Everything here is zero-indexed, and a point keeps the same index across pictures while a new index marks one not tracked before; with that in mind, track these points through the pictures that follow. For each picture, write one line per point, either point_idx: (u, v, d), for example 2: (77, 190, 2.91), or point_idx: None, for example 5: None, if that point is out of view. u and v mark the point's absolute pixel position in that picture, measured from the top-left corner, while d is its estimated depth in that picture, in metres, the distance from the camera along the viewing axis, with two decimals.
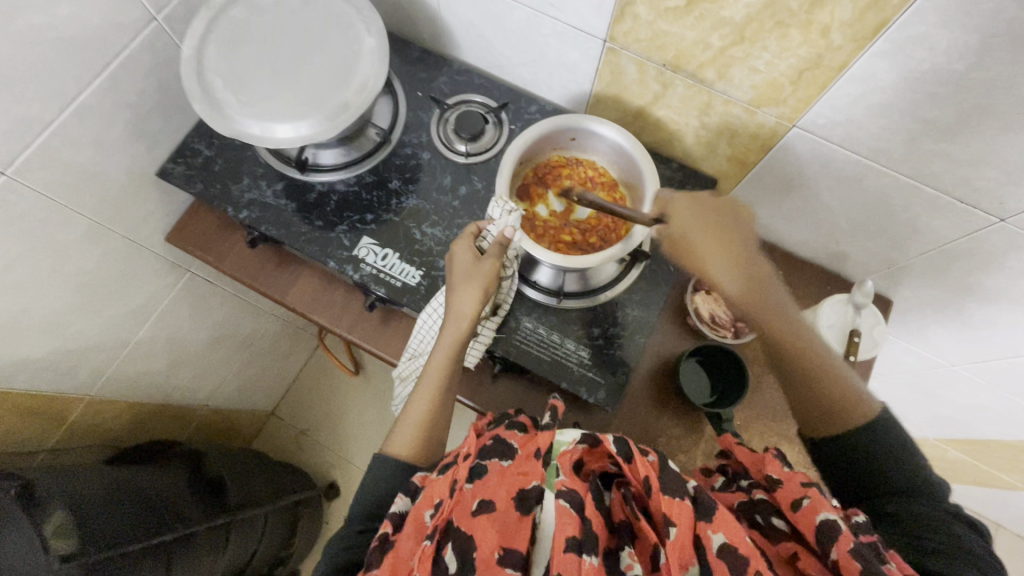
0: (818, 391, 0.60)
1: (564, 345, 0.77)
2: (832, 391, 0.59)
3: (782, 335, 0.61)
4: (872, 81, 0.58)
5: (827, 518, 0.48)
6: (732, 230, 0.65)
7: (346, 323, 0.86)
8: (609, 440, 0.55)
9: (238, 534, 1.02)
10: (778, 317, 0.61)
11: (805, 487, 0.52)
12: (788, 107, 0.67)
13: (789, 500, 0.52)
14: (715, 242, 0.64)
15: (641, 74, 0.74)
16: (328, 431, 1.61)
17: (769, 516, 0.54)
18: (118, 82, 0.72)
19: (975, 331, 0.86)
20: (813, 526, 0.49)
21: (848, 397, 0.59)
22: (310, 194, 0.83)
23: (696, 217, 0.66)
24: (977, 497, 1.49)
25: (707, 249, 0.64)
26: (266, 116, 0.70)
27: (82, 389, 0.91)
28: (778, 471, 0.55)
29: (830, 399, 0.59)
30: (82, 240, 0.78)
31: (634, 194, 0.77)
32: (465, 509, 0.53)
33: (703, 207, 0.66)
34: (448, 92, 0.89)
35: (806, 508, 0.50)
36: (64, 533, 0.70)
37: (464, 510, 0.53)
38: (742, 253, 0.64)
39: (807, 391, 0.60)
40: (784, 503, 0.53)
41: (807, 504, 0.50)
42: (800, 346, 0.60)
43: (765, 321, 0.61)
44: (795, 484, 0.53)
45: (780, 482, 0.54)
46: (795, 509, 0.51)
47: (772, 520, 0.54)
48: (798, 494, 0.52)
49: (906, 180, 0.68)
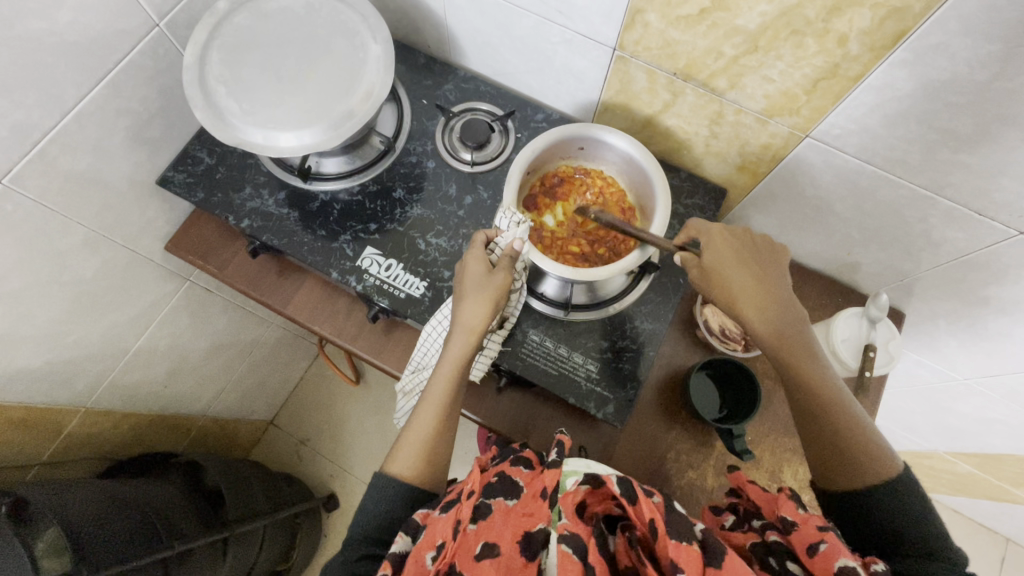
0: (843, 442, 0.59)
1: (572, 358, 0.75)
2: (856, 445, 0.59)
3: (805, 379, 0.61)
4: (890, 91, 0.57)
5: (846, 564, 0.49)
6: (764, 266, 0.66)
7: (349, 334, 0.84)
8: (612, 482, 0.58)
9: (237, 549, 0.99)
10: (802, 360, 0.62)
11: (821, 531, 0.52)
12: (801, 117, 0.66)
13: (805, 543, 0.53)
14: (746, 277, 0.64)
15: (650, 82, 0.73)
16: (328, 440, 1.59)
17: (784, 560, 0.55)
18: (119, 89, 0.71)
19: (990, 344, 0.85)
20: (832, 572, 0.49)
21: (872, 451, 0.59)
22: (313, 203, 0.82)
23: (729, 249, 0.66)
24: (987, 509, 1.47)
25: (737, 282, 0.64)
26: (269, 124, 0.68)
27: (79, 400, 0.89)
28: (793, 513, 0.56)
29: (855, 451, 0.59)
30: (81, 249, 0.76)
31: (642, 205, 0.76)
32: (468, 552, 0.54)
33: (736, 241, 0.67)
34: (453, 100, 0.88)
35: (823, 554, 0.51)
36: (55, 552, 0.67)
37: (467, 553, 0.54)
38: (770, 289, 0.64)
39: (839, 445, 0.59)
40: (799, 548, 0.53)
41: (825, 550, 0.51)
42: (827, 394, 0.61)
43: (789, 362, 0.62)
44: (809, 528, 0.53)
45: (795, 525, 0.55)
46: (811, 554, 0.52)
47: (787, 564, 0.54)
48: (815, 538, 0.52)
49: (922, 191, 0.66)
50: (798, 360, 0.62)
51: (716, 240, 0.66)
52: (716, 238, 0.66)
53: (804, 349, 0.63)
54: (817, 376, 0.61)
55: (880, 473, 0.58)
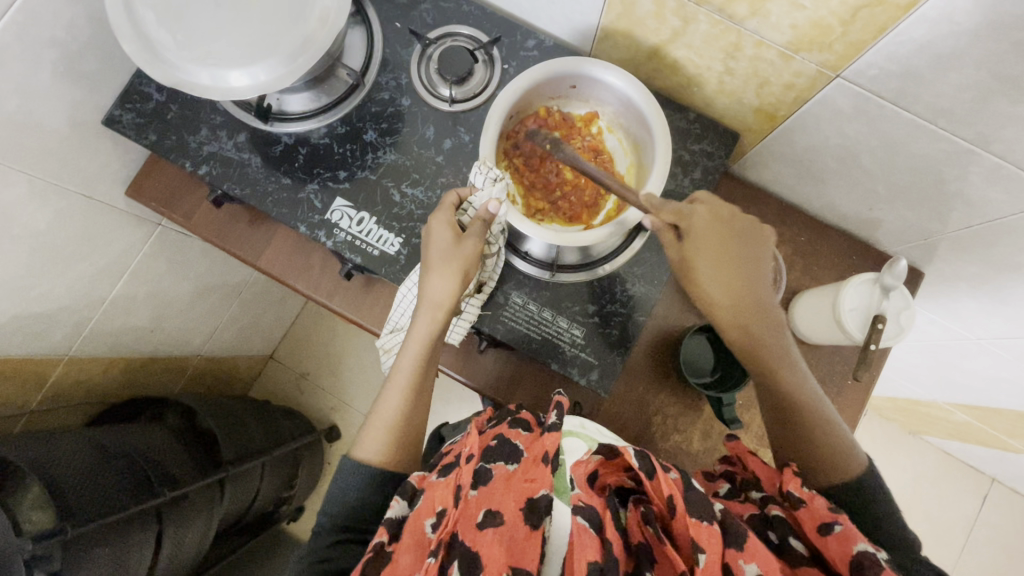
0: (815, 456, 0.60)
1: (557, 323, 0.71)
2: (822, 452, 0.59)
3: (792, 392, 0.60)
4: (947, 25, 0.47)
5: (866, 551, 0.45)
6: (749, 254, 0.61)
7: (324, 290, 0.78)
8: (630, 454, 0.50)
9: (234, 486, 1.02)
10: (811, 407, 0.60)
11: (834, 512, 0.49)
12: (834, 54, 0.55)
13: (816, 523, 0.49)
14: (717, 259, 0.60)
15: (657, 6, 0.61)
16: (327, 375, 1.60)
17: (785, 536, 0.50)
18: (37, 15, 0.62)
19: (1010, 308, 0.78)
20: (848, 557, 0.46)
21: (840, 451, 0.59)
22: (276, 147, 0.74)
23: (710, 234, 0.61)
24: (980, 456, 1.44)
25: (712, 268, 0.60)
26: (213, 62, 0.60)
27: (59, 350, 0.87)
28: (800, 490, 0.53)
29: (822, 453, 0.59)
30: (28, 200, 0.70)
31: (640, 173, 0.69)
32: (470, 521, 0.49)
33: (717, 221, 0.61)
34: (431, 22, 0.76)
35: (838, 535, 0.47)
36: (42, 506, 0.70)
37: (470, 522, 0.49)
38: (742, 276, 0.61)
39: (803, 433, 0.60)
40: (807, 525, 0.50)
41: (839, 532, 0.47)
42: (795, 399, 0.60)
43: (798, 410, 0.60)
44: (820, 507, 0.50)
45: (802, 504, 0.51)
46: (823, 533, 0.48)
47: (789, 540, 0.50)
48: (828, 519, 0.49)
49: (966, 145, 0.57)
50: (772, 363, 0.61)
51: (699, 226, 0.61)
52: (699, 229, 0.61)
53: (775, 351, 0.61)
54: (792, 380, 0.60)
55: (843, 470, 0.59)
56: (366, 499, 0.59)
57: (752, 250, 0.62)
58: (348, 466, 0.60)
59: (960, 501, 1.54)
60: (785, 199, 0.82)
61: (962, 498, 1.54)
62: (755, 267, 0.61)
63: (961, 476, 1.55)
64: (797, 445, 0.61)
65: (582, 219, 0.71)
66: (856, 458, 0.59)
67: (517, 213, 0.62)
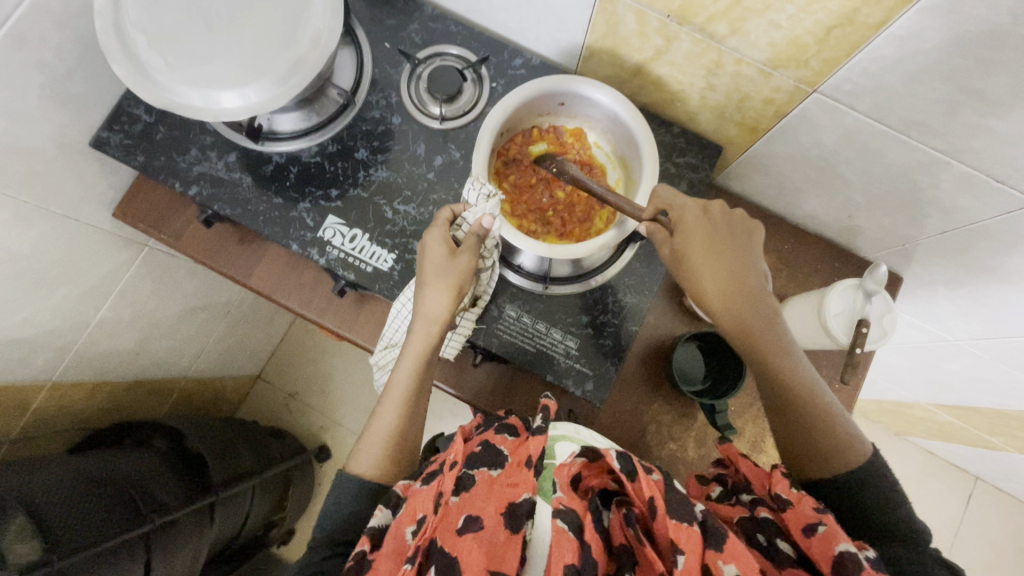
0: (816, 448, 0.59)
1: (550, 334, 0.72)
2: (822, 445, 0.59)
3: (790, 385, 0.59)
4: (915, 42, 0.49)
5: (850, 551, 0.45)
6: (738, 243, 0.62)
7: (316, 307, 0.78)
8: (611, 456, 0.51)
9: (222, 512, 1.00)
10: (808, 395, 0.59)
11: (819, 513, 0.49)
12: (810, 70, 0.58)
13: (801, 525, 0.49)
14: (706, 251, 0.61)
15: (641, 25, 0.64)
16: (316, 393, 1.57)
17: (773, 539, 0.51)
18: (24, 39, 0.62)
19: (987, 310, 0.81)
20: (832, 557, 0.46)
21: (841, 442, 0.58)
22: (267, 166, 0.74)
23: (700, 226, 0.62)
24: (963, 455, 1.47)
25: (704, 257, 0.60)
26: (203, 82, 0.61)
27: (41, 376, 0.85)
28: (788, 492, 0.53)
29: (824, 444, 0.58)
30: (13, 223, 0.69)
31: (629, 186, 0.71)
32: (450, 527, 0.49)
33: (707, 216, 0.62)
34: (420, 42, 0.78)
35: (823, 535, 0.47)
36: (25, 536, 0.68)
37: (450, 528, 0.49)
38: (739, 268, 0.61)
39: (796, 424, 0.60)
40: (794, 527, 0.50)
41: (823, 533, 0.48)
42: (784, 389, 0.60)
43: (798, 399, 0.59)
44: (806, 508, 0.50)
45: (790, 505, 0.51)
46: (809, 535, 0.48)
47: (777, 543, 0.50)
48: (813, 520, 0.49)
49: (938, 154, 0.59)
50: (766, 355, 0.59)
51: (689, 220, 0.62)
52: (688, 223, 0.62)
53: (774, 342, 0.59)
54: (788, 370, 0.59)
55: (845, 462, 0.58)
56: (362, 517, 0.59)
57: (742, 244, 0.62)
58: (343, 484, 0.60)
59: (946, 501, 1.56)
60: (768, 208, 0.84)
61: (948, 497, 1.57)
62: (742, 256, 0.61)
63: (947, 475, 1.58)
64: (801, 440, 0.60)
65: (574, 234, 0.72)
66: (856, 445, 0.58)
67: (511, 227, 0.63)
